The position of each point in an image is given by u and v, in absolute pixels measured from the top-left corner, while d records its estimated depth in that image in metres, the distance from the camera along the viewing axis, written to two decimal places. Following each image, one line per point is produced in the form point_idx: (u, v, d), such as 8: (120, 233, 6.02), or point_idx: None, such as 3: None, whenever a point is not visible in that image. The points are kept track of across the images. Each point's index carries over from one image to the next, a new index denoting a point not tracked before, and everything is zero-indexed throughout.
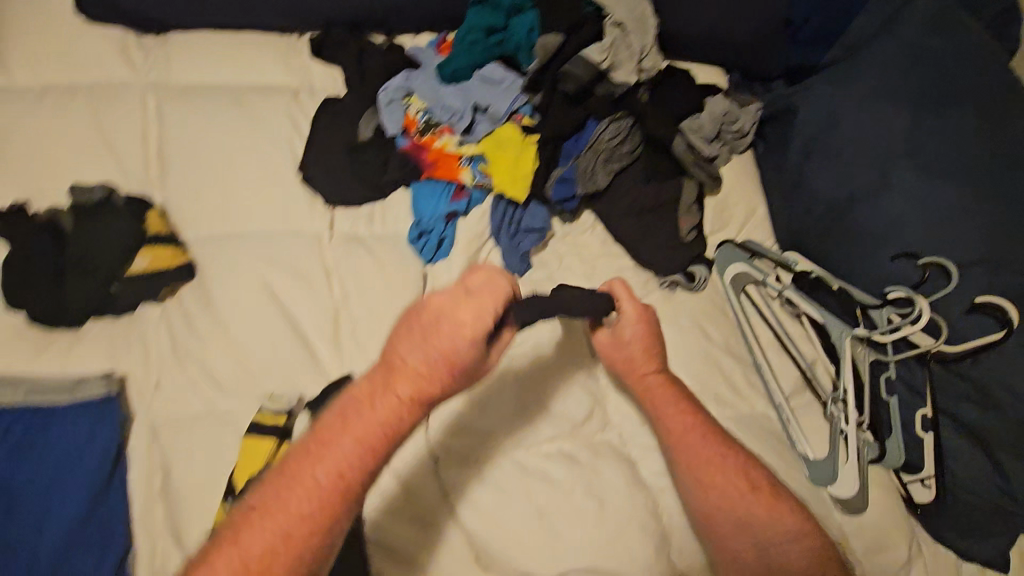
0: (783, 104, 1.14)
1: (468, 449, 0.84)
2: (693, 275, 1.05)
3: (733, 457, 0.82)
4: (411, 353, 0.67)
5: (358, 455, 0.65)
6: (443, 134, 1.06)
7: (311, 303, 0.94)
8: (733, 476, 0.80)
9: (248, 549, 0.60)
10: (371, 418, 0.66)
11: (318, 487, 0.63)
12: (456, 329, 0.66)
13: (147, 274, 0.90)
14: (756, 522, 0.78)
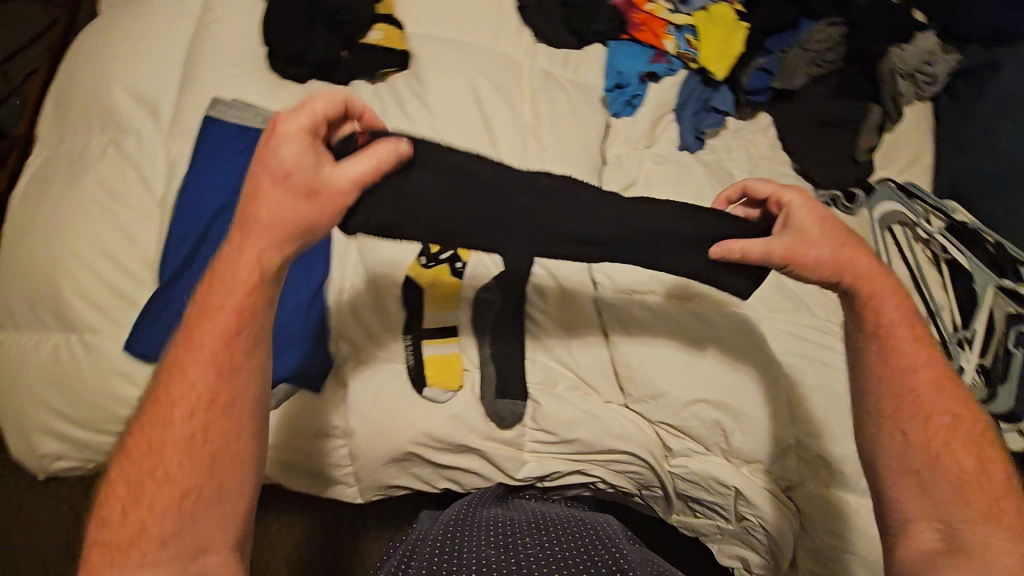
0: (986, 59, 1.14)
1: (630, 292, 0.90)
2: (853, 195, 1.08)
3: (923, 377, 0.64)
4: (248, 203, 0.56)
5: (205, 372, 0.54)
6: (656, 0, 1.10)
7: (508, 117, 0.99)
8: (937, 408, 0.62)
9: (123, 485, 0.52)
10: (207, 324, 0.55)
11: (173, 415, 0.53)
12: (279, 145, 0.55)
13: (377, 48, 0.98)
14: (943, 462, 0.60)
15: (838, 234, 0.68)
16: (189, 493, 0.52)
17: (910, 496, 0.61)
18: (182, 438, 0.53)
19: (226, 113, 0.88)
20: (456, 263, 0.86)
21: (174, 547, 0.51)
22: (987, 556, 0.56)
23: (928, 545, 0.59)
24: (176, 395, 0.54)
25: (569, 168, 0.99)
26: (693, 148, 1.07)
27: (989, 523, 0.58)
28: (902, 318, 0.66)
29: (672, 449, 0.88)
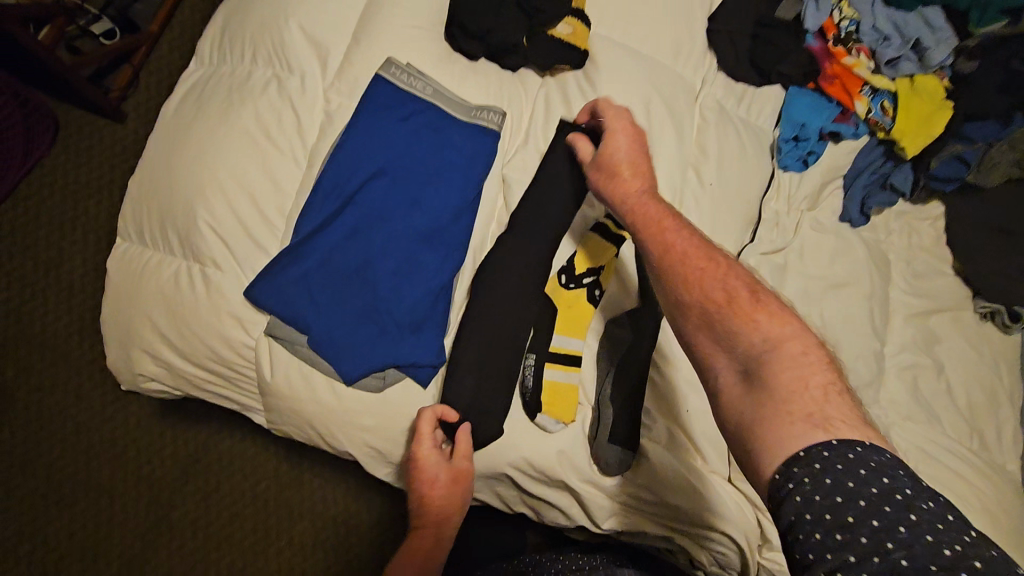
0: None
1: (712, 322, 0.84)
2: (1018, 315, 0.99)
3: (713, 266, 0.62)
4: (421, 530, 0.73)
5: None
6: (859, 54, 1.00)
7: (673, 145, 0.94)
8: (710, 280, 0.60)
9: None
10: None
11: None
12: (436, 498, 0.72)
13: (557, 44, 0.91)
14: (736, 333, 0.56)
15: (635, 189, 0.73)
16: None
17: (716, 356, 0.57)
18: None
19: (398, 75, 0.84)
20: (593, 290, 0.82)
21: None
22: (784, 403, 0.49)
23: (731, 389, 0.54)
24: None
25: (723, 214, 0.93)
26: (856, 222, 0.99)
27: (810, 387, 0.50)
28: (659, 218, 0.69)
29: (767, 540, 0.79)
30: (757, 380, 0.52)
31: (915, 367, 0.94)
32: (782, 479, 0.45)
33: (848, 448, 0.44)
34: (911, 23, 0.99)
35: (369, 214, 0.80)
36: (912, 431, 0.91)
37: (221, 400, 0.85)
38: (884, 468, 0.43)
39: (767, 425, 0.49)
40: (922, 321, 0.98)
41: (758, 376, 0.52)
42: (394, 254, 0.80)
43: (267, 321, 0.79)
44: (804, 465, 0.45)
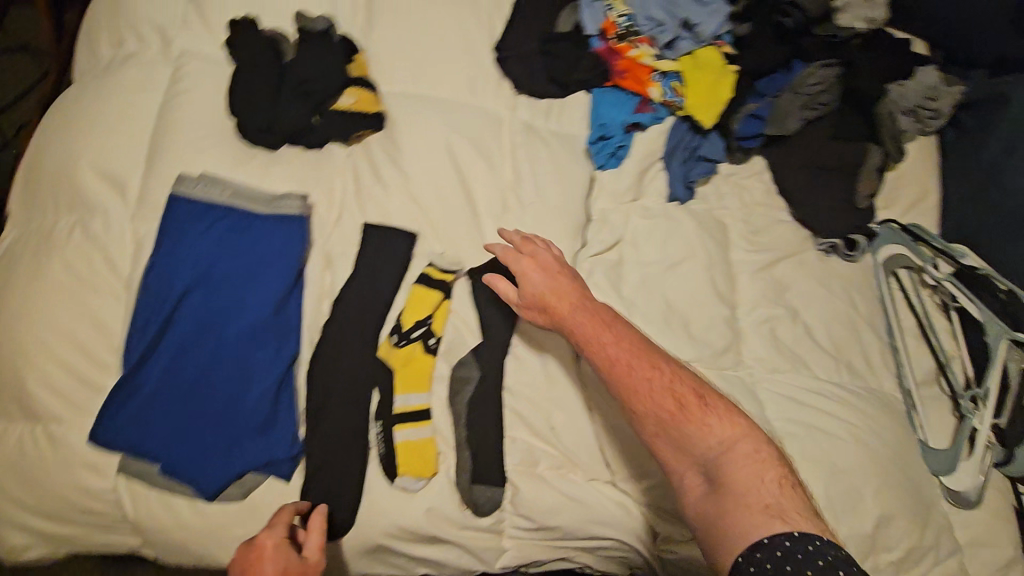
0: (993, 92, 1.08)
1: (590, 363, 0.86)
2: (854, 243, 1.04)
3: (659, 375, 0.73)
4: None
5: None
6: (640, 45, 1.05)
7: (487, 179, 0.96)
8: (661, 395, 0.72)
9: None
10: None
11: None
12: None
13: (348, 113, 0.93)
14: (693, 439, 0.69)
15: (567, 304, 0.80)
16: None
17: (680, 463, 0.70)
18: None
19: (194, 189, 0.86)
20: (428, 339, 0.84)
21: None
22: (744, 498, 0.63)
23: (698, 493, 0.67)
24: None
25: (551, 230, 0.96)
26: (683, 199, 1.02)
27: (767, 482, 0.64)
28: (597, 330, 0.78)
29: (661, 532, 0.82)
30: (722, 484, 0.65)
31: (772, 320, 0.97)
32: (745, 562, 0.58)
33: (807, 541, 0.56)
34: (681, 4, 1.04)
35: (192, 329, 0.81)
36: (781, 383, 0.93)
37: (101, 548, 0.84)
38: (839, 560, 0.55)
39: (731, 529, 0.61)
40: (768, 274, 1.01)
41: (720, 482, 0.65)
42: (223, 363, 0.80)
43: (119, 460, 0.79)
44: (767, 550, 0.57)
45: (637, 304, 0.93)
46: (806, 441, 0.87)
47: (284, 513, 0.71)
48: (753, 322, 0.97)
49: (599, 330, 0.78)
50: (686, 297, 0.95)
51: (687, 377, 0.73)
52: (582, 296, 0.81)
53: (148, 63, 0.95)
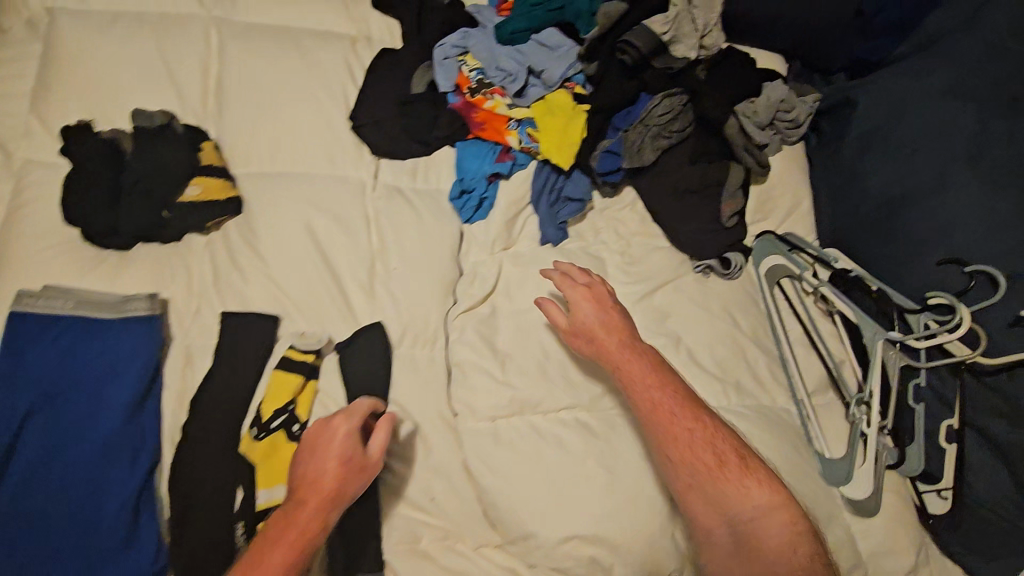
0: (843, 96, 1.11)
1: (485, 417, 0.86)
2: (729, 261, 1.05)
3: (701, 428, 0.79)
4: (310, 512, 0.70)
5: (291, 548, 0.66)
6: (494, 96, 1.06)
7: (351, 251, 0.96)
8: (706, 451, 0.77)
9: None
10: (274, 560, 0.65)
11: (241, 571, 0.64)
12: (324, 464, 0.73)
13: (197, 204, 0.93)
14: (730, 498, 0.75)
15: (611, 347, 0.86)
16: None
17: (713, 521, 0.76)
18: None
19: (34, 303, 0.83)
20: (292, 426, 0.84)
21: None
22: (774, 564, 0.70)
23: (727, 549, 0.74)
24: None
25: (420, 292, 0.96)
26: (556, 240, 1.02)
27: (797, 551, 0.70)
28: (645, 378, 0.83)
29: None
30: (754, 551, 0.71)
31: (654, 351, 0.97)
32: None
33: None
34: (527, 53, 1.06)
35: (40, 454, 0.77)
36: None
37: None
38: None
39: None
40: (646, 304, 1.01)
41: (753, 547, 0.72)
42: (76, 485, 0.77)
43: None
44: None
45: (513, 357, 0.92)
46: None
47: (363, 402, 0.79)
48: None
49: (642, 377, 0.83)
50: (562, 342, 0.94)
51: (731, 439, 0.78)
52: (625, 342, 0.86)
53: None
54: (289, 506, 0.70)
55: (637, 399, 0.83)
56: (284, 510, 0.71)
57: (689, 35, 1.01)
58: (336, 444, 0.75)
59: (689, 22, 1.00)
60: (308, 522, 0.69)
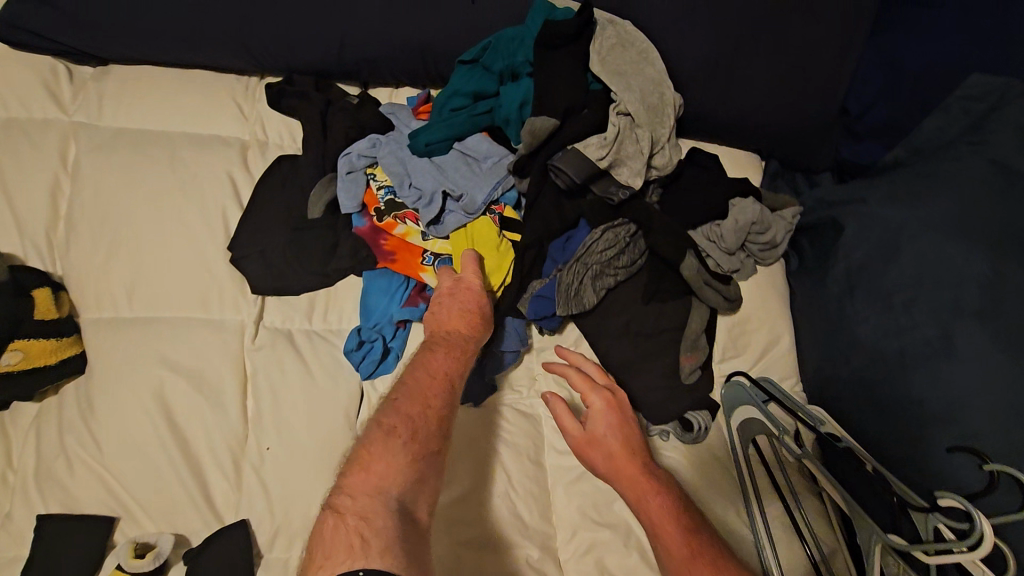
0: (826, 214, 0.93)
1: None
2: (690, 422, 0.85)
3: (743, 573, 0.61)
4: (444, 362, 0.71)
5: (454, 370, 0.71)
6: (406, 221, 0.88)
7: (216, 422, 0.78)
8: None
9: (372, 472, 0.57)
10: (438, 370, 0.70)
11: (402, 401, 0.65)
12: (468, 298, 0.79)
13: (16, 375, 0.73)
14: None
15: (633, 477, 0.71)
16: (439, 443, 0.63)
17: None
18: (379, 427, 0.62)
19: None
20: None
21: (438, 446, 0.63)
22: None
23: None
24: (412, 398, 0.65)
25: (300, 476, 0.76)
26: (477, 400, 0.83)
27: None
28: (673, 514, 0.67)
29: None
30: None
31: (597, 548, 0.77)
32: None
33: None
34: (448, 167, 0.88)
35: None
36: None
37: None
38: None
39: None
40: (587, 481, 0.82)
41: None
42: None
43: None
44: None
45: None
46: None
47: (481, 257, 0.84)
48: (574, 553, 0.77)
49: (668, 517, 0.67)
50: (474, 544, 0.74)
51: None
52: (649, 464, 0.73)
53: None
54: (433, 355, 0.72)
55: (664, 552, 0.65)
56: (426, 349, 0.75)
57: (635, 157, 0.84)
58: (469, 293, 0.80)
59: (635, 143, 0.83)
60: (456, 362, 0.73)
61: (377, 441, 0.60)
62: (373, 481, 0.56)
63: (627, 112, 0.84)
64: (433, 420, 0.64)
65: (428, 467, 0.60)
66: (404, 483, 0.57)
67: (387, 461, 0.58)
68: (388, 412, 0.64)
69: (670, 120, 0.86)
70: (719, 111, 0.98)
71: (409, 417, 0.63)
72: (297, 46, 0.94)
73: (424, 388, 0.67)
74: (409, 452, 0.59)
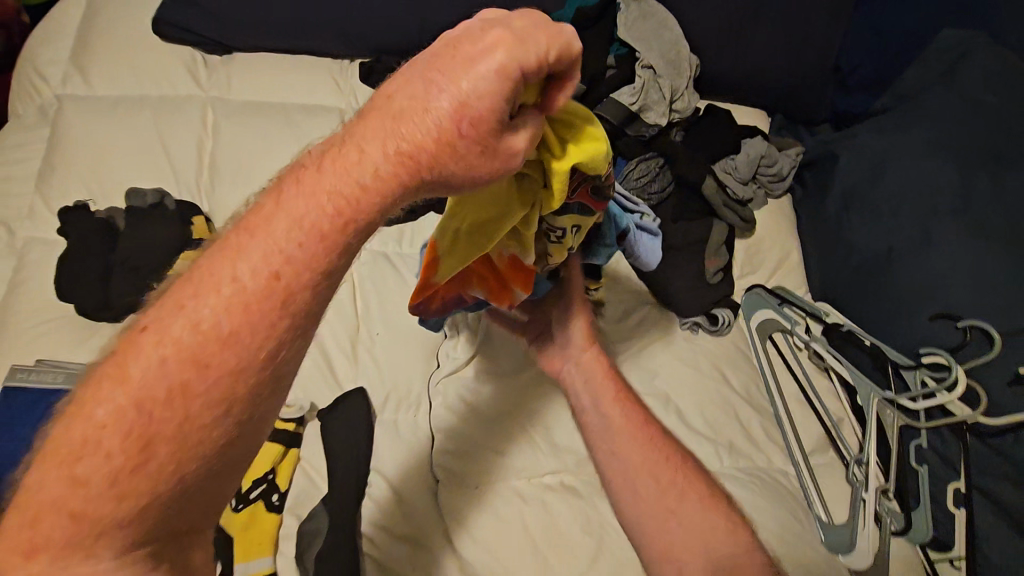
0: (824, 150, 1.11)
1: (460, 427, 0.91)
2: (717, 317, 1.03)
3: (675, 459, 0.74)
4: (260, 248, 0.42)
5: (262, 315, 0.42)
6: None
7: (336, 316, 0.98)
8: (667, 469, 0.72)
9: (30, 532, 0.38)
10: (267, 254, 0.42)
11: (134, 372, 0.40)
12: (449, 82, 0.42)
13: None
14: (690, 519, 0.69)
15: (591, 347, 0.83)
16: (215, 462, 0.42)
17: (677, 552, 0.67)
18: (89, 435, 0.39)
19: (26, 377, 0.86)
20: (271, 496, 0.84)
21: (163, 491, 0.40)
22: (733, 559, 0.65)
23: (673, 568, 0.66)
24: (166, 379, 0.40)
25: (403, 355, 0.96)
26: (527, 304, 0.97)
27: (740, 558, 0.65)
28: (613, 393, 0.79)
29: None
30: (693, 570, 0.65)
31: None
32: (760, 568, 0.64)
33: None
34: None
35: None
36: None
37: None
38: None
39: None
40: (633, 364, 0.99)
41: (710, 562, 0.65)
42: None
43: None
44: None
45: (501, 416, 0.92)
46: None
47: (546, 35, 0.43)
48: None
49: (593, 382, 0.80)
50: (545, 397, 0.94)
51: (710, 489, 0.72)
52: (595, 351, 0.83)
53: None
54: (231, 272, 0.42)
55: (595, 411, 0.78)
56: (230, 241, 0.43)
57: (659, 101, 1.04)
58: (466, 66, 0.42)
59: (657, 90, 1.03)
60: (266, 291, 0.42)
61: (69, 469, 0.39)
62: (65, 534, 0.38)
63: (649, 66, 1.04)
64: (176, 437, 0.40)
65: (151, 516, 0.40)
66: (114, 539, 0.39)
67: (68, 516, 0.38)
68: (108, 401, 0.40)
69: (688, 71, 1.05)
70: (730, 71, 1.17)
71: (146, 417, 0.39)
72: (384, 32, 1.17)
73: (179, 358, 0.40)
74: (110, 490, 0.39)
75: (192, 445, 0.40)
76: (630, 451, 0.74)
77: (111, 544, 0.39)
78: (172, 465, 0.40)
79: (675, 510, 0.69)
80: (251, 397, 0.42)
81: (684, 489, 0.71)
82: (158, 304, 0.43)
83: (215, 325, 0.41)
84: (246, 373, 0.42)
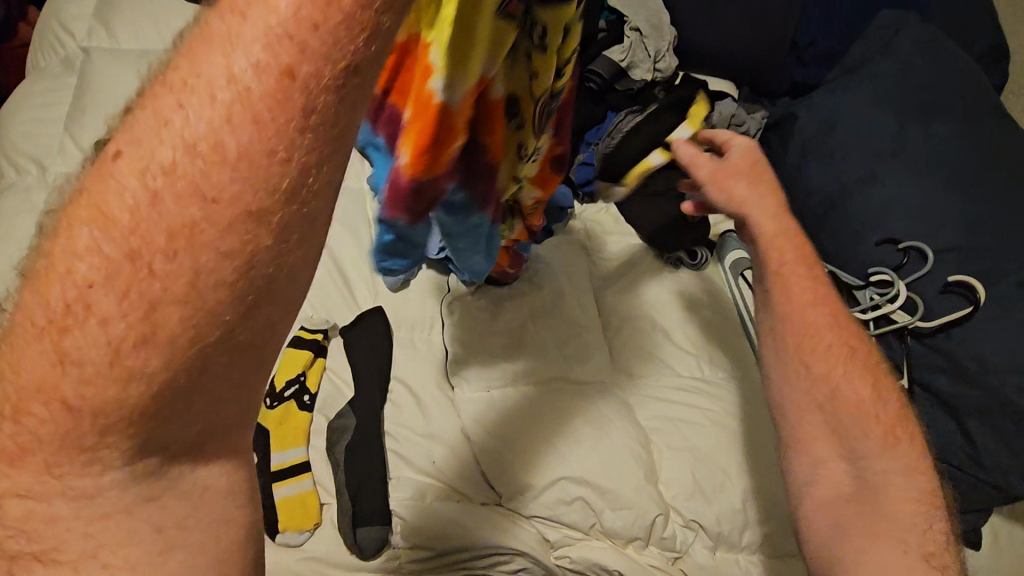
0: (785, 111, 1.26)
1: (493, 348, 0.98)
2: (696, 253, 1.12)
3: (860, 383, 0.69)
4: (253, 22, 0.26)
5: (283, 113, 0.27)
6: None
7: (352, 245, 1.06)
8: (845, 389, 0.69)
9: (27, 435, 0.29)
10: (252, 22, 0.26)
11: (116, 211, 0.27)
12: None
13: None
14: (862, 449, 0.67)
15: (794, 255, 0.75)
16: (254, 301, 0.29)
17: (832, 473, 0.68)
18: (71, 301, 0.27)
19: None
20: (303, 396, 0.94)
21: (208, 343, 0.28)
22: (894, 515, 0.62)
23: (839, 490, 0.66)
24: (150, 219, 0.27)
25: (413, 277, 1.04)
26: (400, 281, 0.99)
27: (914, 511, 0.62)
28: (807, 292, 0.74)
29: (552, 540, 0.88)
30: (861, 503, 0.64)
31: (632, 328, 1.04)
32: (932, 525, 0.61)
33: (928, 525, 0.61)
34: None
35: None
36: (654, 383, 0.99)
37: None
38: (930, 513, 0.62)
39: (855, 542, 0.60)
40: (624, 289, 1.08)
41: (868, 499, 0.64)
42: None
43: None
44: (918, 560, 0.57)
45: (532, 337, 0.99)
46: (671, 431, 0.94)
47: None
48: (614, 332, 1.04)
49: (793, 328, 0.73)
50: (569, 322, 1.01)
51: (901, 420, 0.68)
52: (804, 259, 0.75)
53: (25, 189, 1.04)
54: (223, 58, 0.27)
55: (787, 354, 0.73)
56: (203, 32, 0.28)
57: (644, 60, 1.18)
58: None
59: (642, 49, 1.17)
60: (271, 94, 0.26)
61: (38, 346, 0.28)
62: (55, 431, 0.28)
63: (635, 28, 1.18)
64: (180, 301, 0.27)
65: (172, 401, 0.29)
66: (127, 439, 0.29)
67: (63, 411, 0.28)
68: (88, 254, 0.27)
69: (669, 36, 1.20)
70: (703, 43, 1.32)
71: (143, 272, 0.27)
72: None
73: (165, 183, 0.27)
74: (112, 372, 0.27)
75: (201, 311, 0.28)
76: (805, 381, 0.71)
77: (132, 442, 0.29)
78: (175, 334, 0.28)
79: (837, 424, 0.68)
80: (290, 219, 0.28)
81: (864, 416, 0.68)
82: (133, 116, 0.28)
83: (214, 132, 0.27)
84: (251, 199, 0.27)
